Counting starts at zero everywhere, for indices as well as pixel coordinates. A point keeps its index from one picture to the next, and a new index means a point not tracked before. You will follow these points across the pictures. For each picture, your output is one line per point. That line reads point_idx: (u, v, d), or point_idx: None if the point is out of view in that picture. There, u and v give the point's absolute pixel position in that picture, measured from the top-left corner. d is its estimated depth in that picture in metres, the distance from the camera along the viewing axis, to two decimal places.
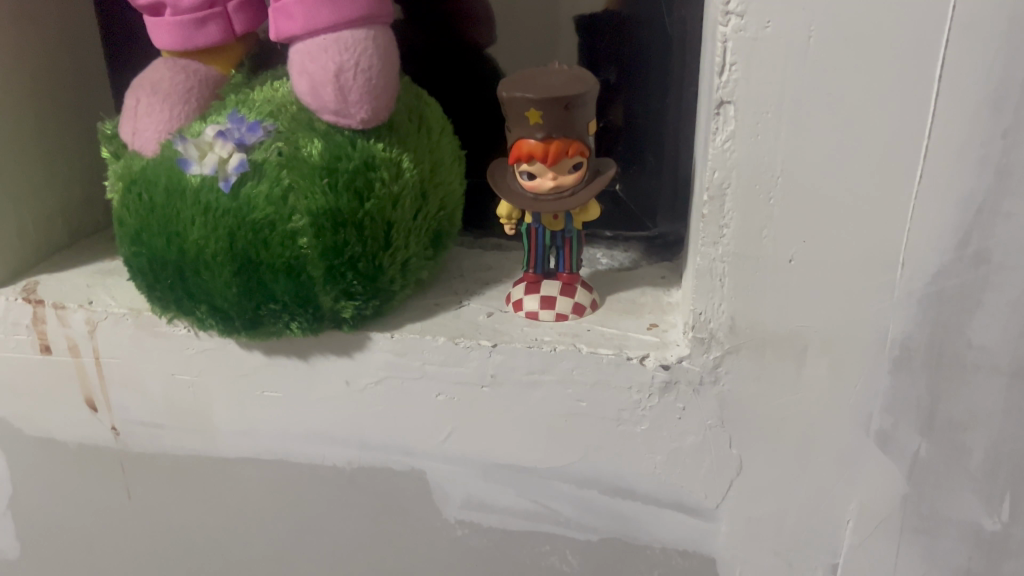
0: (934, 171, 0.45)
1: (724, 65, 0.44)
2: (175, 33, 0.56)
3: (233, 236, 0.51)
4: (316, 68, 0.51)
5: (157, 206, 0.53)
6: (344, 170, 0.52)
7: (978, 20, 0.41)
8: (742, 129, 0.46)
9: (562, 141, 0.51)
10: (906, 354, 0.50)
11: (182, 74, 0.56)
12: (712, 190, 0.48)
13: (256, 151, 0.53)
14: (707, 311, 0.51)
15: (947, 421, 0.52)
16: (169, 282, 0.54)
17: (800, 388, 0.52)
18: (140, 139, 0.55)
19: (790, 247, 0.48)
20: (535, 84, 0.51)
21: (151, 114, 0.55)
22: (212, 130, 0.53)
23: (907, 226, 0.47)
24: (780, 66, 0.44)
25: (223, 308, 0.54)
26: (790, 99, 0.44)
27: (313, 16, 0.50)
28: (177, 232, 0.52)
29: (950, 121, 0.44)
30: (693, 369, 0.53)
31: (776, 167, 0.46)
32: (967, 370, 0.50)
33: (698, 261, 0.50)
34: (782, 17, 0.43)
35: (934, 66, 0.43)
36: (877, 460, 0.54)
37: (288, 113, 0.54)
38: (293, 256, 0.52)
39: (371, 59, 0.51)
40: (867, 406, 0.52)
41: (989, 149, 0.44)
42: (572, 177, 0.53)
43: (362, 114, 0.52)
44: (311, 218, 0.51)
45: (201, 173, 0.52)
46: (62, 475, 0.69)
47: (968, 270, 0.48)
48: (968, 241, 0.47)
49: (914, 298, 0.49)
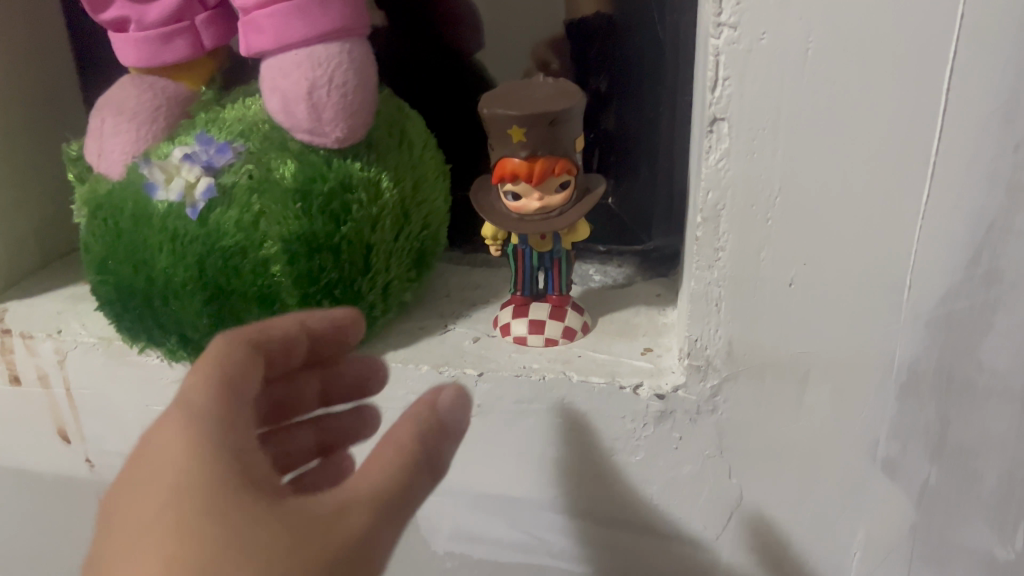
0: (942, 189, 0.42)
1: (716, 80, 0.42)
2: (141, 50, 0.53)
3: (203, 264, 0.49)
4: (288, 86, 0.49)
5: (124, 233, 0.50)
6: (318, 193, 0.49)
7: (987, 30, 0.38)
8: (737, 146, 0.43)
9: (547, 159, 0.49)
10: (914, 379, 0.47)
11: (148, 92, 0.53)
12: (705, 212, 0.45)
13: (225, 174, 0.50)
14: (703, 337, 0.49)
15: (958, 447, 0.49)
16: (138, 312, 0.51)
17: (803, 416, 0.50)
18: (105, 162, 0.52)
19: (790, 269, 0.46)
20: (518, 100, 0.48)
21: (116, 134, 0.52)
22: (179, 152, 0.50)
23: (914, 248, 0.44)
24: (776, 79, 0.41)
25: (195, 339, 0.51)
26: (787, 114, 0.42)
27: (283, 32, 0.49)
28: (145, 260, 0.50)
29: (958, 137, 0.41)
30: (690, 398, 0.51)
31: (773, 184, 0.44)
32: (978, 396, 0.47)
33: (692, 285, 0.48)
34: (777, 28, 0.40)
35: (940, 78, 0.40)
36: (884, 489, 0.51)
37: (260, 133, 0.52)
38: (266, 284, 0.49)
39: (345, 75, 0.49)
40: (873, 432, 0.49)
41: (999, 166, 0.41)
42: (559, 196, 0.50)
43: (337, 133, 0.50)
44: (283, 245, 0.49)
45: (167, 199, 0.49)
46: (38, 505, 0.67)
47: (979, 291, 0.44)
48: (978, 261, 0.44)
49: (921, 321, 0.46)
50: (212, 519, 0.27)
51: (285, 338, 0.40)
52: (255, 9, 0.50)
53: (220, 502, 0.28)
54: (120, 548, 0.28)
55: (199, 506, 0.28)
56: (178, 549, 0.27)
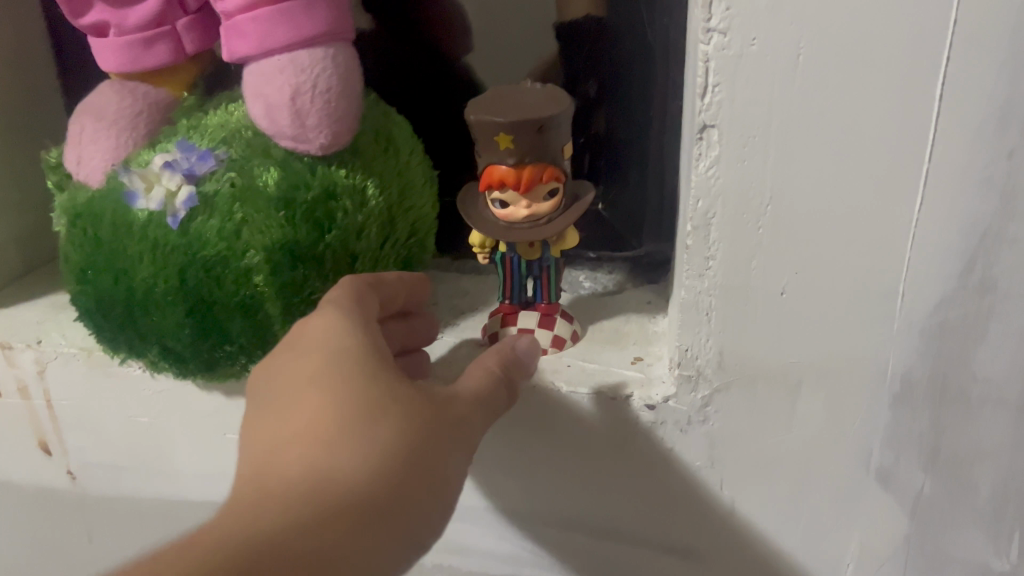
0: (935, 195, 0.42)
1: (705, 86, 0.41)
2: (120, 55, 0.52)
3: (183, 275, 0.48)
4: (271, 92, 0.48)
5: (104, 242, 0.49)
6: (302, 201, 0.49)
7: (980, 34, 0.38)
8: (727, 153, 0.42)
9: (535, 166, 0.48)
10: (907, 389, 0.47)
11: (129, 98, 0.52)
12: (695, 220, 0.45)
13: (206, 182, 0.49)
14: (694, 346, 0.48)
15: (952, 457, 0.48)
16: (118, 323, 0.50)
17: (795, 426, 0.49)
18: (85, 169, 0.51)
19: (781, 278, 0.45)
20: (505, 106, 0.47)
21: (96, 141, 0.51)
22: (160, 160, 0.49)
23: (907, 257, 0.43)
24: (766, 85, 0.41)
25: (175, 351, 0.50)
26: (777, 121, 0.41)
27: (266, 35, 0.48)
28: (125, 270, 0.49)
29: (951, 143, 0.40)
30: (681, 409, 0.50)
31: (764, 192, 0.43)
32: (972, 405, 0.46)
33: (681, 295, 0.47)
34: (767, 33, 0.40)
35: (933, 84, 0.39)
36: (878, 499, 0.51)
37: (242, 139, 0.51)
38: (248, 295, 0.48)
39: (330, 80, 0.48)
40: (866, 442, 0.49)
41: (993, 172, 0.40)
42: (548, 203, 0.49)
43: (321, 140, 0.49)
44: (265, 255, 0.48)
45: (147, 208, 0.48)
46: (22, 517, 0.66)
47: (973, 298, 0.43)
48: (972, 269, 0.43)
49: (915, 330, 0.45)
50: (363, 363, 0.40)
51: (411, 282, 0.49)
52: (237, 13, 0.49)
53: (362, 375, 0.39)
54: (293, 405, 0.39)
55: (346, 360, 0.40)
56: (340, 384, 0.39)
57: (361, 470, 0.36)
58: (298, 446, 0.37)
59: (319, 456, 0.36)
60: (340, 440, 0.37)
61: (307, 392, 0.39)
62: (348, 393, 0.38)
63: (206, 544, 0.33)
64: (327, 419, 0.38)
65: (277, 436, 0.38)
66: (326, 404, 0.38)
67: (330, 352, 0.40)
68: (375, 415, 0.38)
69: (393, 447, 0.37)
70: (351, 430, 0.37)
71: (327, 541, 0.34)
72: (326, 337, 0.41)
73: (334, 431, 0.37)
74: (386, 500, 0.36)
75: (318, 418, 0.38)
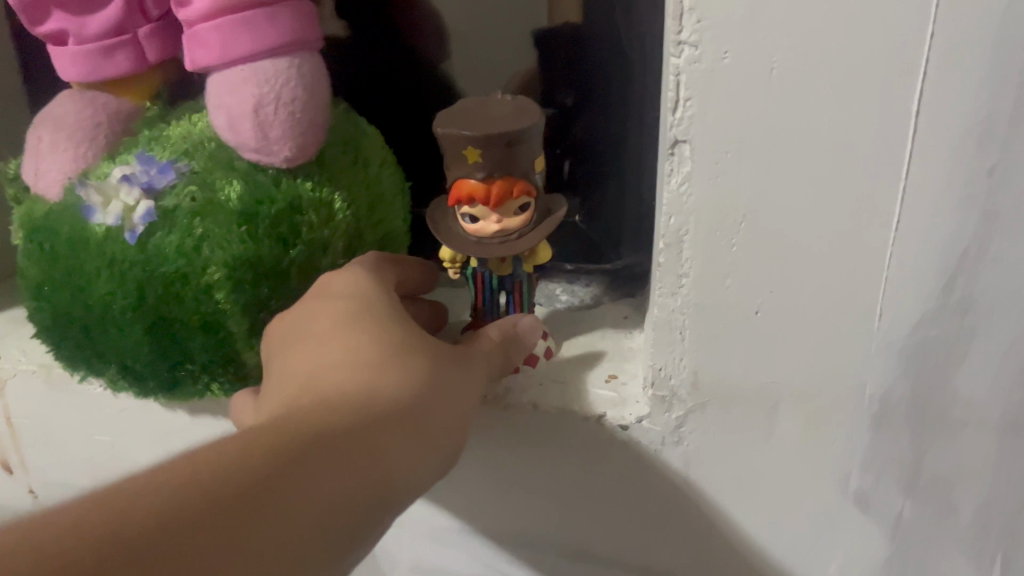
0: (914, 212, 0.40)
1: (676, 101, 0.40)
2: (78, 64, 0.51)
3: (142, 291, 0.46)
4: (233, 103, 0.47)
5: (61, 257, 0.47)
6: (265, 216, 0.47)
7: (960, 46, 0.36)
8: (699, 169, 0.41)
9: (505, 181, 0.47)
10: (887, 410, 0.45)
11: (88, 108, 0.51)
12: (667, 237, 0.43)
13: (167, 197, 0.47)
14: (667, 366, 0.47)
15: (932, 480, 0.47)
16: (76, 340, 0.49)
17: (771, 446, 0.48)
18: (42, 181, 0.50)
19: (756, 296, 0.44)
20: (474, 119, 0.46)
21: (54, 152, 0.50)
22: (118, 172, 0.48)
23: (884, 275, 0.42)
24: (738, 100, 0.39)
25: (135, 369, 0.49)
26: (751, 137, 0.40)
27: (229, 45, 0.47)
28: (82, 286, 0.47)
29: (932, 159, 0.39)
30: (654, 429, 0.49)
31: (739, 209, 0.42)
32: (953, 424, 0.45)
33: (654, 313, 0.46)
34: (740, 46, 0.38)
35: (911, 98, 0.38)
36: (855, 518, 0.50)
37: (204, 151, 0.49)
38: (208, 312, 0.47)
39: (294, 91, 0.47)
40: (844, 465, 0.48)
41: (975, 189, 0.39)
42: (518, 219, 0.48)
43: (285, 152, 0.48)
44: (226, 271, 0.46)
45: (104, 223, 0.47)
46: None
47: (954, 318, 0.42)
48: (952, 288, 0.41)
49: (894, 349, 0.44)
50: (381, 311, 0.44)
51: (420, 285, 0.54)
52: (198, 21, 0.48)
53: (382, 317, 0.44)
54: (324, 340, 0.43)
55: (368, 303, 0.45)
56: (365, 321, 0.43)
57: (395, 388, 0.40)
58: (334, 374, 0.41)
59: (354, 378, 0.40)
60: (373, 362, 0.41)
61: (337, 335, 0.43)
62: (377, 335, 0.43)
63: (263, 431, 0.35)
64: (359, 354, 0.41)
65: (310, 372, 0.42)
66: (358, 344, 0.42)
67: (356, 303, 0.44)
68: (400, 346, 0.42)
69: (417, 376, 0.41)
70: (380, 355, 0.42)
71: (368, 438, 0.37)
72: (349, 294, 0.45)
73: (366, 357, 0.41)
74: (415, 416, 0.40)
75: (350, 354, 0.42)
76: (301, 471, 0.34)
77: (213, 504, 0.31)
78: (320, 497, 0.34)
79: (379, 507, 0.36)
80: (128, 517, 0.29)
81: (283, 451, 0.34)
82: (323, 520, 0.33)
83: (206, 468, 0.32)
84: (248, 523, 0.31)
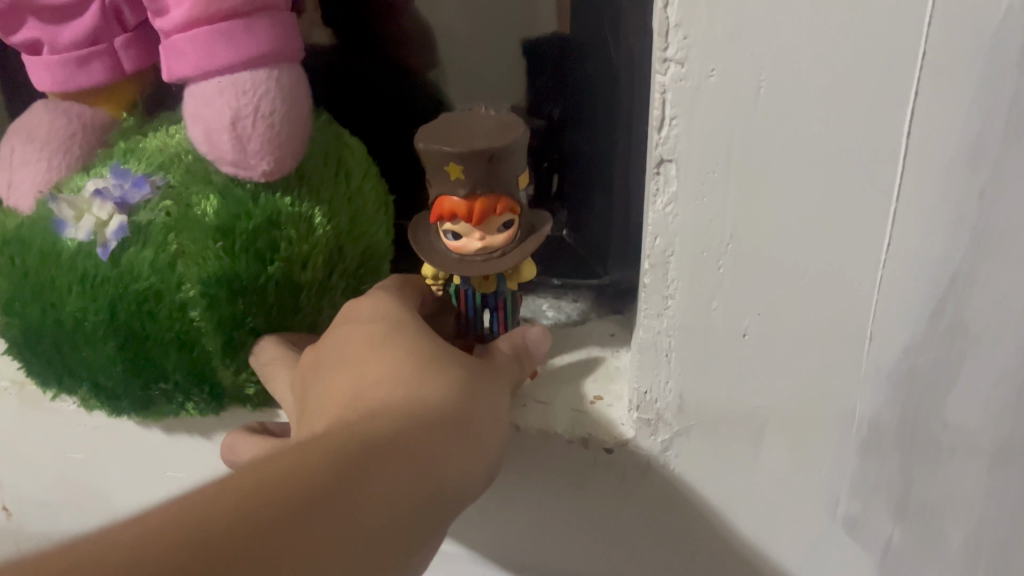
0: (903, 236, 0.39)
1: (662, 119, 0.39)
2: (54, 74, 0.50)
3: (114, 308, 0.45)
4: (210, 116, 0.46)
5: (30, 273, 0.46)
6: (242, 232, 0.46)
7: (950, 67, 0.35)
8: (685, 189, 0.40)
9: (488, 197, 0.45)
10: (875, 435, 0.45)
11: (62, 119, 0.50)
12: (652, 258, 0.43)
13: (141, 211, 0.46)
14: (653, 390, 0.46)
15: (922, 507, 0.46)
16: (46, 358, 0.47)
17: (757, 470, 0.47)
18: (15, 194, 0.49)
19: (743, 319, 0.43)
20: (456, 134, 0.45)
21: (26, 164, 0.49)
22: (92, 186, 0.47)
23: (874, 298, 0.41)
24: (724, 120, 0.38)
25: (107, 388, 0.48)
26: (737, 156, 0.39)
27: (206, 56, 0.46)
28: (52, 303, 0.46)
29: (922, 183, 0.38)
30: (640, 452, 0.49)
31: (724, 231, 0.41)
32: (943, 452, 0.44)
33: (640, 334, 0.45)
34: (726, 64, 0.37)
35: (900, 120, 0.37)
36: (843, 543, 0.49)
37: (181, 164, 0.49)
38: (184, 330, 0.46)
39: (273, 104, 0.46)
40: (832, 490, 0.47)
41: (965, 213, 0.38)
42: (501, 235, 0.47)
43: (263, 167, 0.47)
44: (201, 288, 0.45)
45: (76, 237, 0.46)
46: None
47: (944, 344, 0.41)
48: (941, 313, 0.40)
49: (882, 375, 0.43)
50: (414, 326, 0.44)
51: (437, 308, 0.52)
52: (175, 32, 0.47)
53: (415, 329, 0.44)
54: (362, 353, 0.42)
55: (400, 318, 0.44)
56: (401, 335, 0.43)
57: (441, 398, 0.40)
58: (377, 389, 0.40)
59: (398, 390, 0.40)
60: (415, 372, 0.41)
61: (375, 351, 0.42)
62: (415, 347, 0.42)
63: (318, 441, 0.35)
64: (400, 366, 0.41)
65: (353, 387, 0.41)
66: (399, 356, 0.42)
67: (388, 320, 0.44)
68: (439, 357, 0.42)
69: (459, 388, 0.41)
70: (422, 365, 0.41)
71: (421, 448, 0.37)
72: (379, 314, 0.45)
73: (408, 367, 0.41)
74: (460, 427, 0.39)
75: (392, 367, 0.41)
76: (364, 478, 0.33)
77: (281, 511, 0.30)
78: (382, 507, 0.33)
79: (435, 511, 0.36)
80: (198, 528, 0.28)
81: (343, 456, 0.34)
82: (384, 525, 0.33)
83: (271, 476, 0.31)
84: (320, 526, 0.30)
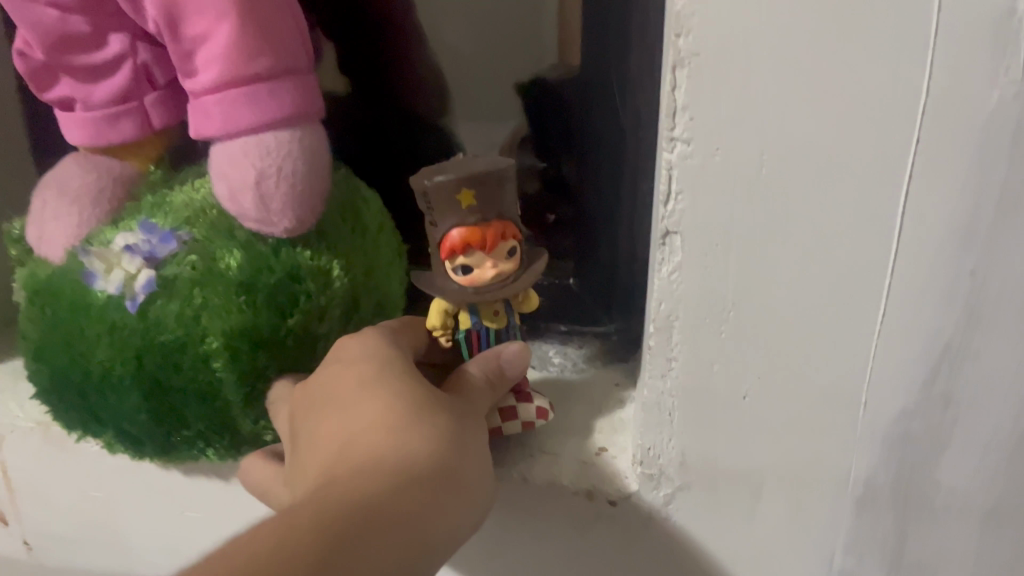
0: (898, 308, 0.41)
1: (668, 194, 0.41)
2: (86, 130, 0.52)
3: (140, 359, 0.47)
4: (235, 175, 0.48)
5: (61, 322, 0.48)
6: (263, 286, 0.48)
7: (943, 153, 0.37)
8: (689, 259, 0.42)
9: (496, 222, 0.44)
10: (870, 495, 0.46)
11: (93, 174, 0.52)
12: (658, 322, 0.45)
13: (167, 266, 0.48)
14: (656, 446, 0.48)
15: (916, 561, 0.48)
16: (73, 403, 0.49)
17: (755, 522, 0.49)
18: (45, 245, 0.51)
19: (744, 382, 0.45)
20: (456, 166, 0.44)
21: (58, 218, 0.51)
22: (122, 242, 0.49)
23: (869, 364, 0.43)
24: (727, 197, 0.40)
25: (131, 433, 0.50)
26: (739, 230, 0.41)
27: (231, 117, 0.48)
28: (81, 352, 0.48)
29: (916, 260, 0.39)
30: (642, 505, 0.51)
31: (726, 298, 0.43)
32: (935, 510, 0.46)
33: (644, 394, 0.47)
34: (730, 144, 0.39)
35: (895, 201, 0.39)
36: None
37: (205, 219, 0.50)
38: (206, 382, 0.48)
39: (295, 164, 0.48)
40: (829, 545, 0.49)
41: (957, 289, 0.40)
42: (512, 262, 0.45)
43: (285, 223, 0.49)
44: (224, 341, 0.47)
45: (106, 290, 0.48)
46: None
47: (937, 409, 0.43)
48: (934, 380, 0.42)
49: (878, 438, 0.44)
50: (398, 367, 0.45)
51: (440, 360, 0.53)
52: (203, 93, 0.49)
53: (397, 371, 0.45)
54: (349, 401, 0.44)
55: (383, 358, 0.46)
56: (383, 379, 0.44)
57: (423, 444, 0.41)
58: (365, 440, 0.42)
59: (381, 440, 0.41)
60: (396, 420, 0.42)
61: (360, 396, 0.44)
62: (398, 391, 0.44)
63: (308, 516, 0.37)
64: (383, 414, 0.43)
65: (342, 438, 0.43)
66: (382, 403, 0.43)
67: (372, 362, 0.45)
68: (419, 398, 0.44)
69: (441, 431, 0.42)
70: (403, 411, 0.43)
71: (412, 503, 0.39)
72: (365, 354, 0.46)
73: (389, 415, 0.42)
74: (446, 468, 0.41)
75: (375, 416, 0.43)
76: (347, 545, 0.35)
77: None
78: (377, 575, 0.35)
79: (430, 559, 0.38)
80: None
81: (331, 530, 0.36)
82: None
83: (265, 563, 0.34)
84: None
